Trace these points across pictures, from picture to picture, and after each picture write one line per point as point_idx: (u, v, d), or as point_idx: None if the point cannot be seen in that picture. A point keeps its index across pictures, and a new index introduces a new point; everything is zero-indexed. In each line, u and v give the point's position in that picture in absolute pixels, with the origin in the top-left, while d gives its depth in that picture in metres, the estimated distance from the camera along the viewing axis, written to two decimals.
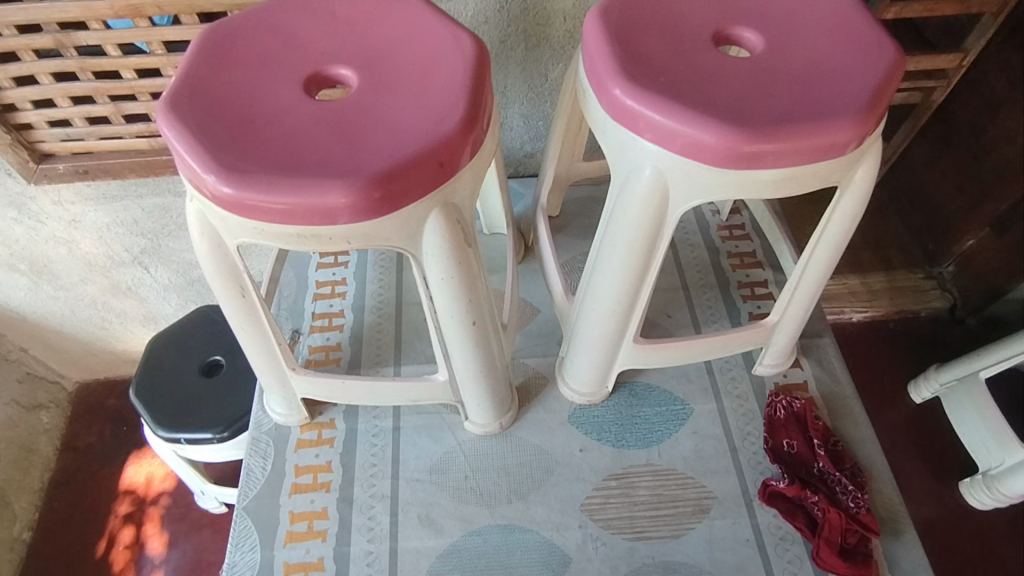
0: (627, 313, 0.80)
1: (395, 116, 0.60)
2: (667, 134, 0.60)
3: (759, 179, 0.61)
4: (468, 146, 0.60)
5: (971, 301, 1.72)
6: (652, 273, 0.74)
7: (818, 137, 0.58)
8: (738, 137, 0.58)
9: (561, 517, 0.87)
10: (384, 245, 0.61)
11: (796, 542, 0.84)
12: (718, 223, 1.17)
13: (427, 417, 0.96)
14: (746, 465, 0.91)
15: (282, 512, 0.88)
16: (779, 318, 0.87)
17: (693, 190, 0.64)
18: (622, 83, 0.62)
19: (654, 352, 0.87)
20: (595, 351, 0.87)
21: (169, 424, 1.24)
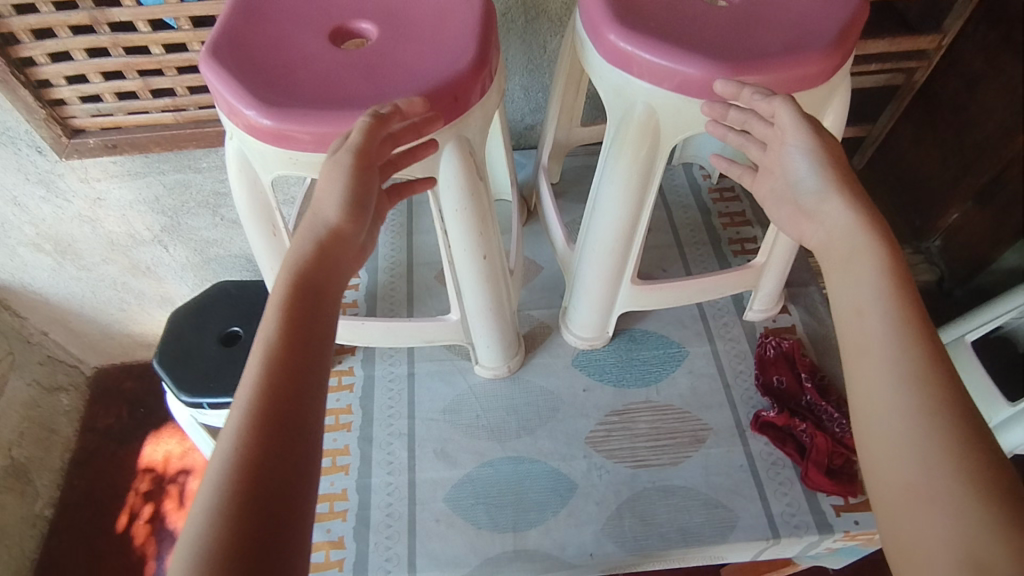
0: (625, 253, 0.87)
1: (414, 60, 0.67)
2: (656, 71, 0.68)
3: None
4: (480, 84, 0.67)
5: (957, 274, 1.82)
6: (647, 211, 0.81)
7: (791, 68, 0.65)
8: (719, 70, 0.65)
9: (567, 448, 0.94)
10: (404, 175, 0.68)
11: (786, 466, 0.91)
12: (709, 186, 1.24)
13: (440, 364, 1.02)
14: (738, 399, 0.97)
15: None
16: (765, 259, 0.94)
17: (680, 123, 0.71)
18: (615, 29, 0.70)
19: (650, 293, 0.94)
20: (596, 293, 0.94)
21: (190, 388, 1.30)
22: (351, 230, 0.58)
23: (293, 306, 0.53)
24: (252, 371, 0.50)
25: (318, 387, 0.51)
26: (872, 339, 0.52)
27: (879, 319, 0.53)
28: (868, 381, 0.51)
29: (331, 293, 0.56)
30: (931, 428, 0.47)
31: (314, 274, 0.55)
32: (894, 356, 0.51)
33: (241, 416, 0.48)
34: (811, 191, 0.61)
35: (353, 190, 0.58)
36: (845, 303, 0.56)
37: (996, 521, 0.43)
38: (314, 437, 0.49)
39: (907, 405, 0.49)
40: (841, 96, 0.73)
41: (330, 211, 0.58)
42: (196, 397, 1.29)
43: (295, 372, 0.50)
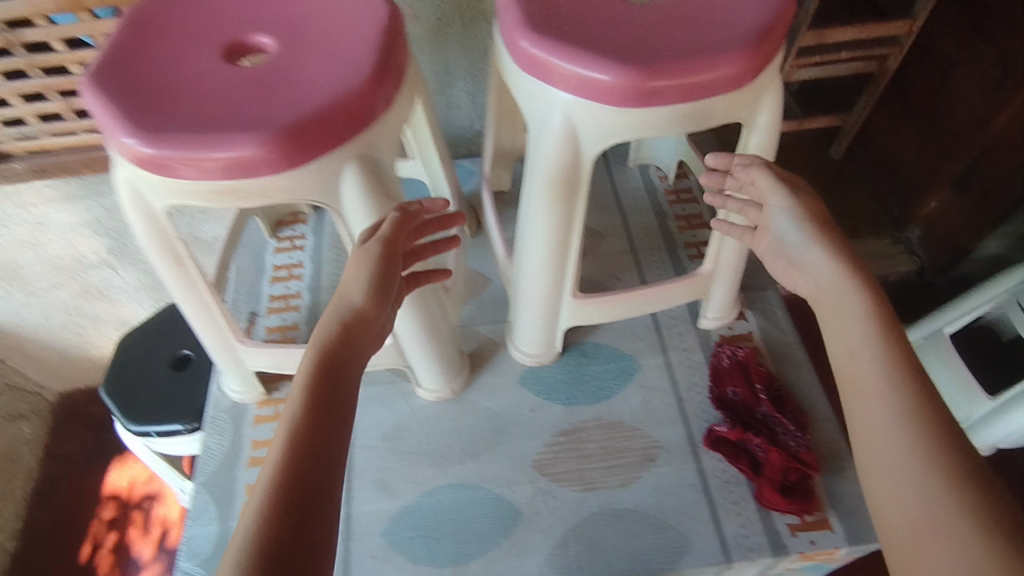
0: (560, 268, 0.82)
1: (308, 74, 0.62)
2: (568, 78, 0.63)
3: (660, 117, 0.63)
4: (380, 99, 0.62)
5: (937, 260, 1.55)
6: (579, 222, 0.76)
7: (711, 71, 0.61)
8: (634, 76, 0.60)
9: (512, 473, 0.90)
10: (302, 200, 0.62)
11: (740, 484, 0.87)
12: (666, 188, 1.19)
13: (382, 387, 0.98)
14: (692, 414, 0.93)
15: (238, 485, 0.90)
16: (713, 266, 0.90)
17: (602, 132, 0.66)
18: (526, 35, 0.65)
19: (595, 307, 0.89)
20: (537, 309, 0.89)
21: (138, 416, 1.27)
22: (378, 306, 0.60)
23: (316, 384, 0.54)
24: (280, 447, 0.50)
25: (341, 454, 0.52)
26: (868, 381, 0.55)
27: (869, 364, 0.56)
28: (875, 421, 0.53)
29: (351, 373, 0.57)
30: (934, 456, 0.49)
31: (338, 348, 0.57)
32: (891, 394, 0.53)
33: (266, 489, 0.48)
34: (795, 241, 0.67)
35: (377, 275, 0.60)
36: (844, 352, 0.59)
37: (1005, 550, 0.44)
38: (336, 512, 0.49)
39: (909, 440, 0.51)
40: (774, 92, 0.68)
41: (354, 287, 0.60)
42: (145, 426, 1.25)
43: (321, 439, 0.51)
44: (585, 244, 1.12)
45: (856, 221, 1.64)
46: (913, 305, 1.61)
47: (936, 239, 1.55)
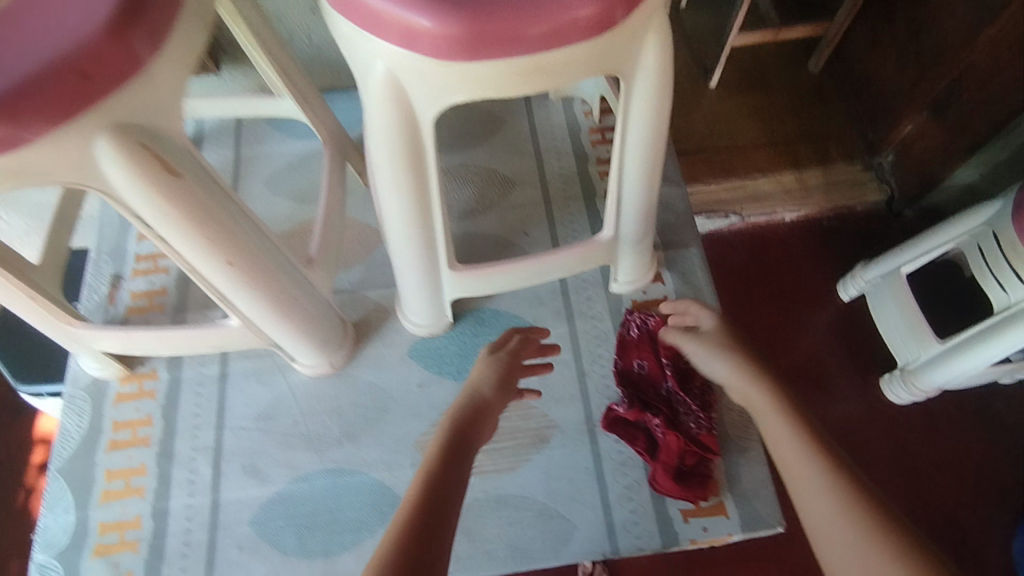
0: (426, 238, 0.70)
1: (35, 19, 0.47)
2: (379, 22, 0.48)
3: (505, 73, 0.50)
4: (134, 50, 0.48)
5: (906, 190, 1.13)
6: (435, 190, 0.64)
7: (559, 14, 0.47)
8: (459, 22, 0.46)
9: (393, 456, 0.83)
10: (46, 182, 0.50)
11: (635, 468, 0.81)
12: (590, 125, 1.04)
13: (257, 361, 0.89)
14: (592, 390, 0.85)
15: (97, 470, 0.83)
16: (615, 232, 0.79)
17: (436, 89, 0.52)
18: None
19: (478, 279, 0.78)
20: (414, 282, 0.78)
21: (27, 378, 0.96)
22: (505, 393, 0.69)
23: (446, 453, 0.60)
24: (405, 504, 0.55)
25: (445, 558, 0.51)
26: (799, 452, 0.56)
27: (784, 433, 0.59)
28: (809, 493, 0.54)
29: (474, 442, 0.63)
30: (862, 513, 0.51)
31: (468, 423, 0.64)
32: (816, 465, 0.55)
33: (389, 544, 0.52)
34: (723, 377, 0.67)
35: (496, 374, 0.70)
36: (773, 440, 0.59)
37: None
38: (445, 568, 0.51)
39: (836, 502, 0.52)
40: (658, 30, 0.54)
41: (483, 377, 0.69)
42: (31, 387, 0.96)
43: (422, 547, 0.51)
44: (494, 194, 0.99)
45: (818, 146, 1.21)
46: (877, 238, 1.16)
47: (909, 167, 1.12)
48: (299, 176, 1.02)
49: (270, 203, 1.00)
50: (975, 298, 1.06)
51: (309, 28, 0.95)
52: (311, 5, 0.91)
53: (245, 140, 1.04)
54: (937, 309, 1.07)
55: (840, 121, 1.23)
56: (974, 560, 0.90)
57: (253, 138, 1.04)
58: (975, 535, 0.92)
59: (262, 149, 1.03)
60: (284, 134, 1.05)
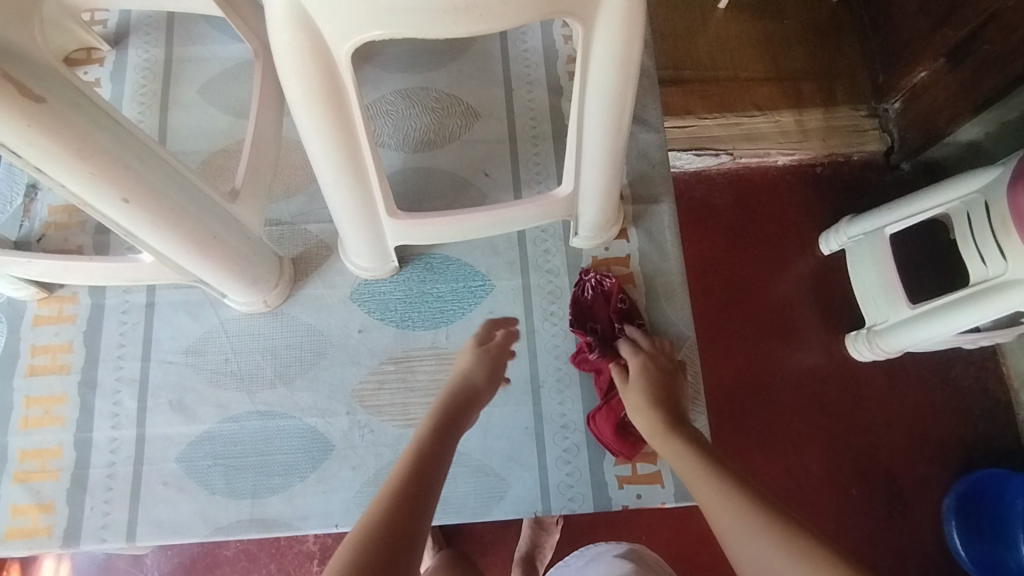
0: (357, 179, 0.63)
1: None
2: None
3: (423, 9, 0.45)
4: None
5: (907, 142, 1.00)
6: (360, 125, 0.57)
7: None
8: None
9: (328, 402, 0.80)
10: None
11: (577, 431, 0.79)
12: (569, 53, 0.93)
13: (186, 293, 0.83)
14: (540, 349, 0.82)
15: (16, 396, 0.79)
16: (575, 187, 0.72)
17: (348, 18, 0.46)
18: None
19: (420, 228, 0.72)
20: (349, 225, 0.72)
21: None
22: (488, 389, 0.70)
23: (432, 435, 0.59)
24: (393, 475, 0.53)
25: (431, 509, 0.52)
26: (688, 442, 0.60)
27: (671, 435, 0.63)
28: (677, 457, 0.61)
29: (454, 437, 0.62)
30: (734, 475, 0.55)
31: (457, 411, 0.64)
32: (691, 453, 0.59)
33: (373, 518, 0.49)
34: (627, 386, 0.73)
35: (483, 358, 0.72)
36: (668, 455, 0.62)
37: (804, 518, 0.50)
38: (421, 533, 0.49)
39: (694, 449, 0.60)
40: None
41: (473, 373, 0.70)
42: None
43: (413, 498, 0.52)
44: (455, 124, 0.90)
45: (822, 84, 1.06)
46: (869, 192, 1.03)
47: (915, 117, 0.98)
48: (238, 87, 0.91)
49: (206, 116, 0.90)
50: (954, 264, 1.01)
51: None
52: None
53: (178, 38, 0.93)
54: (914, 272, 1.01)
55: (852, 58, 1.07)
56: (904, 516, 0.89)
57: (185, 36, 0.93)
58: (910, 492, 0.90)
59: (196, 50, 0.92)
60: (223, 35, 0.93)
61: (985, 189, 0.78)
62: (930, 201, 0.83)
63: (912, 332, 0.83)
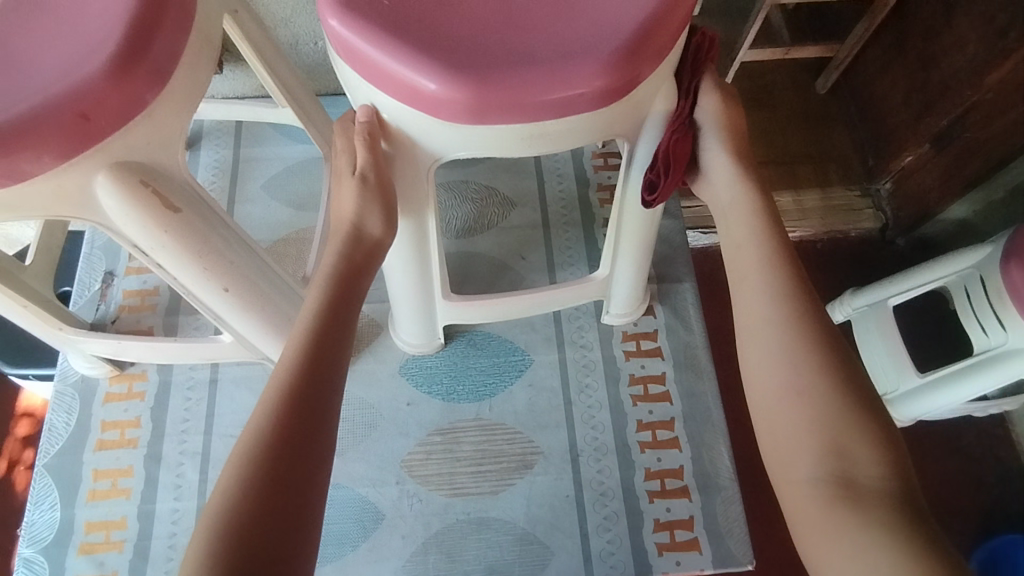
0: (420, 268, 0.72)
1: (36, 55, 0.48)
2: (391, 81, 0.53)
3: (505, 132, 0.55)
4: (141, 95, 0.49)
5: (901, 220, 1.09)
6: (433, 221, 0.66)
7: (559, 89, 0.52)
8: (466, 90, 0.51)
9: (378, 473, 0.84)
10: (47, 215, 0.51)
11: (616, 499, 0.83)
12: (593, 150, 1.04)
13: (247, 369, 0.89)
14: (578, 419, 0.87)
15: (84, 469, 0.84)
16: (610, 272, 0.80)
17: (440, 142, 0.57)
18: (337, 12, 0.53)
19: (471, 309, 0.79)
20: (407, 307, 0.79)
21: (14, 357, 0.97)
22: (383, 244, 0.64)
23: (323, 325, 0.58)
24: (267, 392, 0.54)
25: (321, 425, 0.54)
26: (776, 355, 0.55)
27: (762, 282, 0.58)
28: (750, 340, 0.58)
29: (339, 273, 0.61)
30: (828, 409, 0.51)
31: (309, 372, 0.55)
32: (782, 350, 0.55)
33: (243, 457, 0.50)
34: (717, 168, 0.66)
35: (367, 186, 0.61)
36: (743, 313, 0.59)
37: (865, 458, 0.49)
38: (323, 463, 0.52)
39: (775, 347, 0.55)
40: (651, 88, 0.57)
41: (360, 221, 0.62)
42: (19, 369, 0.96)
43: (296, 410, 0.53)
44: (493, 213, 1.00)
45: (817, 167, 1.15)
46: (872, 264, 1.12)
47: (906, 198, 1.07)
48: (298, 183, 1.01)
49: (268, 208, 0.99)
50: (956, 335, 1.08)
51: (316, 33, 0.95)
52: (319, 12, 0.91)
53: (245, 140, 1.04)
54: (920, 343, 1.08)
55: (842, 143, 1.17)
56: None
57: (252, 139, 1.04)
58: None
59: (261, 150, 1.03)
60: (286, 138, 1.04)
61: (979, 265, 0.86)
62: (930, 275, 0.91)
63: (921, 402, 0.89)
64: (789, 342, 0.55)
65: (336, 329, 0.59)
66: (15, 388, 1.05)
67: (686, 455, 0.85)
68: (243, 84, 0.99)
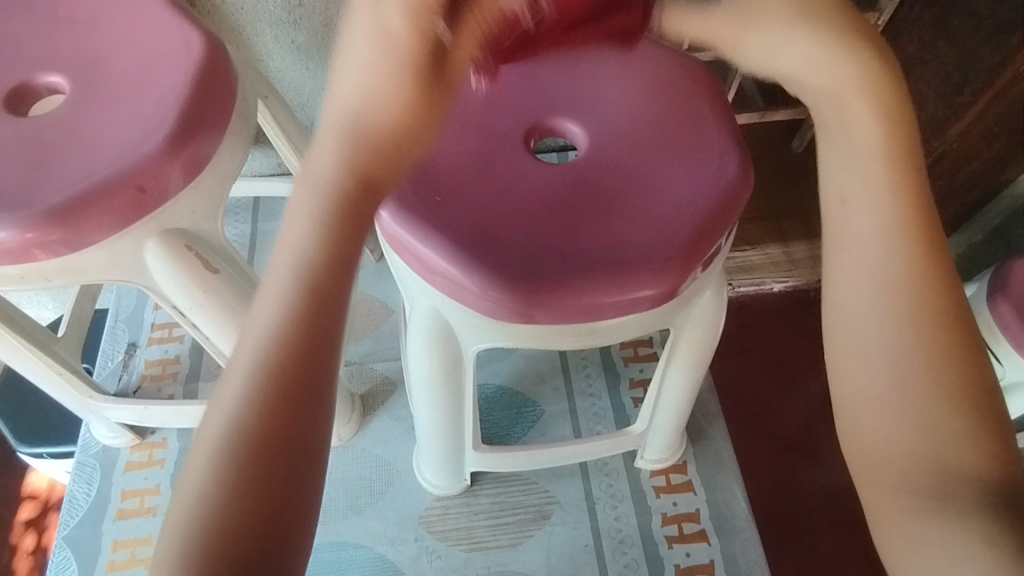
0: (455, 423, 0.72)
1: (96, 136, 0.55)
2: (436, 272, 0.53)
3: (554, 332, 0.55)
4: (187, 171, 0.55)
5: None
6: (468, 377, 0.65)
7: (614, 294, 0.52)
8: (515, 295, 0.51)
9: (396, 530, 0.84)
10: (99, 281, 0.56)
11: (634, 546, 0.83)
12: None
13: None
14: (591, 467, 0.89)
15: (104, 540, 0.84)
16: (646, 425, 0.79)
17: (483, 332, 0.57)
18: (387, 204, 0.54)
19: (500, 459, 0.79)
20: (433, 451, 0.78)
21: (30, 435, 0.98)
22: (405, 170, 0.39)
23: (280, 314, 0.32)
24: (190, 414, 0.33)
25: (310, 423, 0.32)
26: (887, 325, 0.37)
27: (871, 216, 0.38)
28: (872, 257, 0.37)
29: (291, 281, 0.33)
30: (957, 414, 0.34)
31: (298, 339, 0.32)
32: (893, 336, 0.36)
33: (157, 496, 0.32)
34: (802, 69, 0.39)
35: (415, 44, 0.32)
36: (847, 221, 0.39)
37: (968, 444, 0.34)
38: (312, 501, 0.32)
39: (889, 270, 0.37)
40: (705, 282, 0.57)
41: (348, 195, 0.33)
42: (32, 447, 0.97)
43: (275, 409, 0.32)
44: None
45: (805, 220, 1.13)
46: None
47: None
48: None
49: None
50: None
51: None
52: None
53: (263, 215, 1.11)
54: None
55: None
56: None
57: (269, 213, 1.11)
58: None
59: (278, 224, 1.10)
60: None
61: (967, 302, 0.90)
62: None
63: None
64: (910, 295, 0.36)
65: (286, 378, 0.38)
66: (26, 468, 1.05)
67: (701, 498, 0.86)
68: (261, 163, 1.06)
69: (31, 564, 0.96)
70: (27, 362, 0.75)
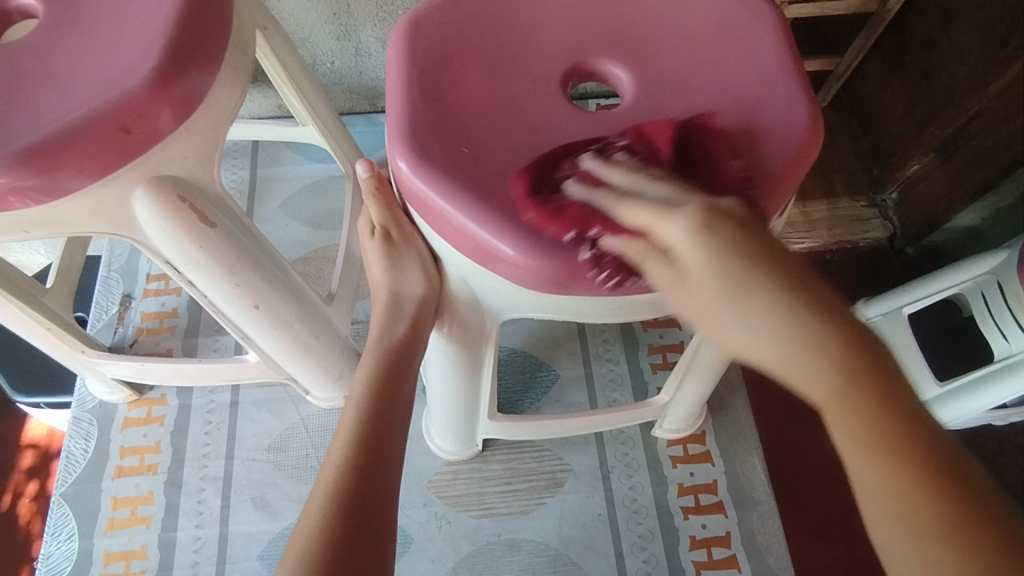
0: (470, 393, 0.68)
1: (77, 68, 0.48)
2: (459, 232, 0.48)
3: (584, 304, 0.50)
4: (179, 111, 0.49)
5: (910, 228, 1.01)
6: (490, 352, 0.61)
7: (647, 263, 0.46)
8: (549, 262, 0.46)
9: (404, 494, 0.82)
10: (80, 232, 0.51)
11: (649, 516, 0.81)
12: None
13: (269, 391, 0.88)
14: (607, 436, 0.86)
15: (103, 498, 0.81)
16: (670, 396, 0.75)
17: (507, 303, 0.53)
18: (406, 151, 0.48)
19: (516, 427, 0.75)
20: (445, 416, 0.74)
21: (26, 385, 0.94)
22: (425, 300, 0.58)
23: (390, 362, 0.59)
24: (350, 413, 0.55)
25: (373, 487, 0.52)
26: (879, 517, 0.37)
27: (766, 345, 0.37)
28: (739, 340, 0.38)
29: (403, 335, 0.59)
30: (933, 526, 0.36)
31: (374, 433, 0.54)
32: (853, 458, 0.37)
33: (323, 509, 0.49)
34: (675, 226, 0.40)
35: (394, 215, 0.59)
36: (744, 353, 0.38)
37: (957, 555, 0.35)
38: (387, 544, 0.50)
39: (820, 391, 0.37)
40: None
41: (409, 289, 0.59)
42: (28, 397, 0.93)
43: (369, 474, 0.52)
44: None
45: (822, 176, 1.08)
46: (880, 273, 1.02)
47: (911, 205, 1.00)
48: (317, 202, 1.01)
49: (287, 228, 0.98)
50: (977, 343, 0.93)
51: (333, 53, 0.95)
52: (337, 32, 0.92)
53: (262, 161, 1.04)
54: (932, 349, 0.94)
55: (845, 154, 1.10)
56: None
57: (268, 159, 1.04)
58: None
59: (279, 170, 1.03)
60: (304, 159, 1.04)
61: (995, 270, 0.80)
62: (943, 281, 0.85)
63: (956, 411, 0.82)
64: (911, 492, 0.36)
65: (387, 408, 0.56)
66: (23, 416, 1.02)
67: (719, 469, 0.84)
68: (260, 104, 0.99)
69: (32, 509, 0.95)
70: (15, 316, 0.71)
